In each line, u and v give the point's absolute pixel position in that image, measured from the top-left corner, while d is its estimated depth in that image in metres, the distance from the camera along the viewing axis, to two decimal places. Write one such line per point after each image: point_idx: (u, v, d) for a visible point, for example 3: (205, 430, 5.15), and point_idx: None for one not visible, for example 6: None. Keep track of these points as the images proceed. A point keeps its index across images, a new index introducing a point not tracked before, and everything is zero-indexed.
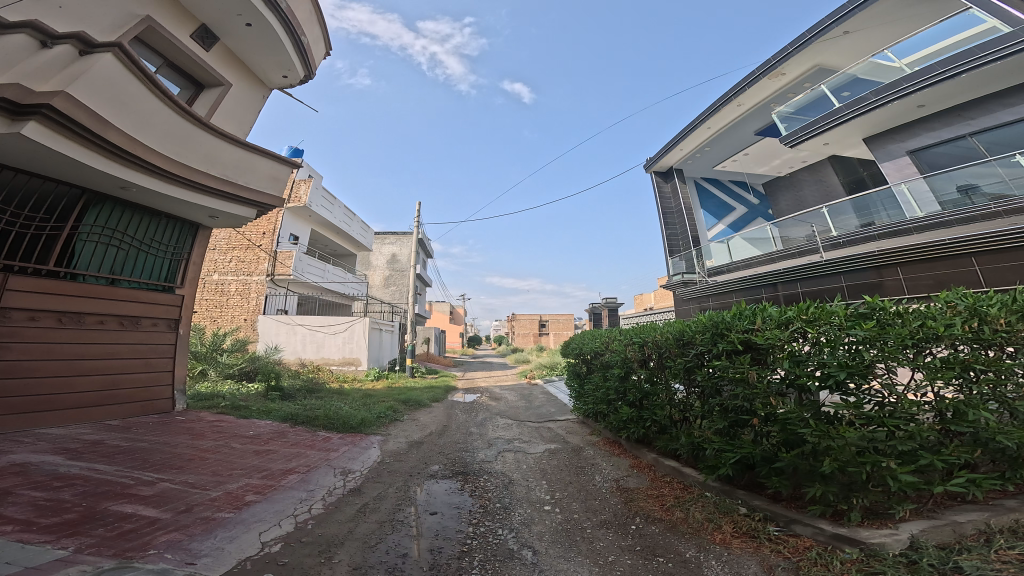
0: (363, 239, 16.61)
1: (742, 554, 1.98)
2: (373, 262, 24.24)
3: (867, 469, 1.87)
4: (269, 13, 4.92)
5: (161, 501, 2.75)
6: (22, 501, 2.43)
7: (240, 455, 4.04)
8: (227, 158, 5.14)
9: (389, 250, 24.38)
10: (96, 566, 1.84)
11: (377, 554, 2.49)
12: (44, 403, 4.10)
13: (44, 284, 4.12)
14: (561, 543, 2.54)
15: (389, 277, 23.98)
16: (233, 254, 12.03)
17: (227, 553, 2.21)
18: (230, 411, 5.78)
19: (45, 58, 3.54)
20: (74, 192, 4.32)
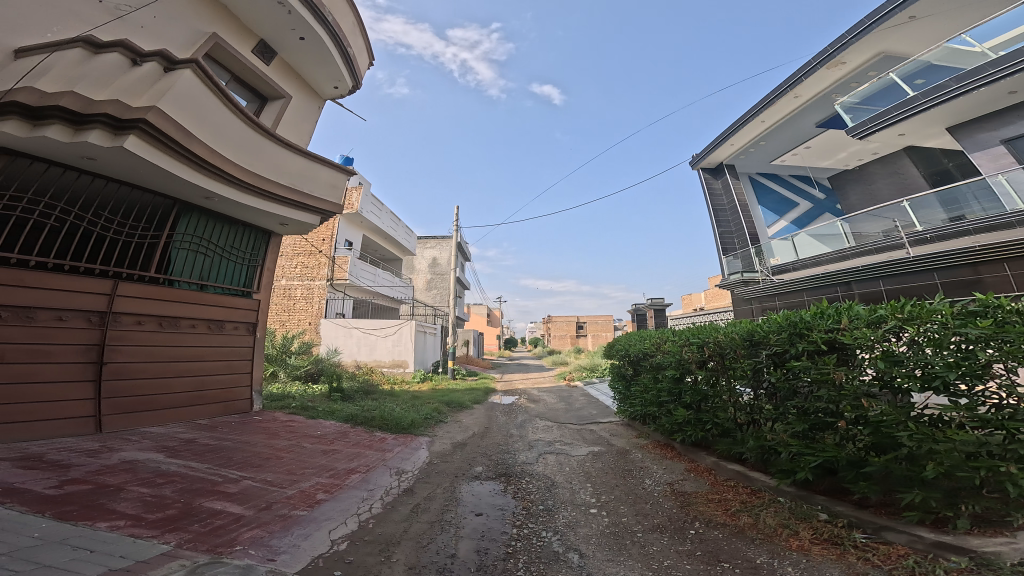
0: (408, 244, 16.94)
1: (823, 561, 1.92)
2: (417, 266, 24.72)
3: (980, 474, 1.79)
4: (319, 25, 5.08)
5: (244, 498, 2.88)
6: (131, 497, 2.59)
7: (310, 454, 4.18)
8: (291, 167, 5.38)
9: (430, 254, 24.74)
10: (194, 561, 1.93)
11: (428, 554, 2.53)
12: (145, 403, 4.33)
13: (147, 290, 4.36)
14: (610, 547, 2.51)
15: (431, 281, 24.38)
16: (298, 259, 12.32)
17: (302, 550, 2.29)
18: (299, 412, 5.98)
19: (136, 74, 3.72)
20: (167, 203, 4.59)
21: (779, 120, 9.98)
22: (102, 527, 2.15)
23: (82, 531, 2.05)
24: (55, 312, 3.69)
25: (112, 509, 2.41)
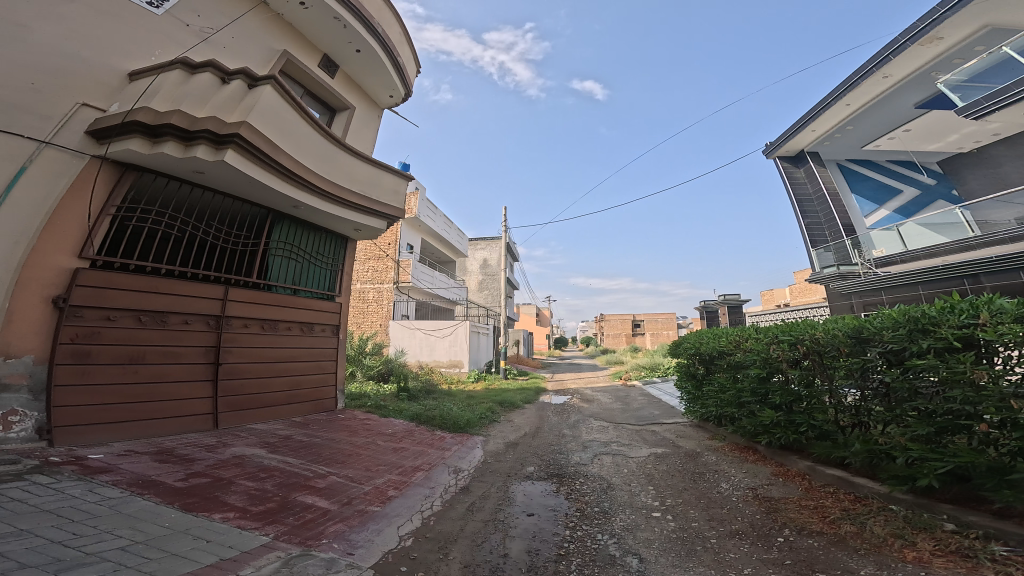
0: (460, 245, 17.12)
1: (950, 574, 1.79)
2: (469, 269, 25.03)
3: None
4: (373, 38, 5.59)
5: (330, 493, 3.25)
6: (240, 490, 3.00)
7: (382, 452, 4.55)
8: (356, 172, 5.86)
9: (482, 255, 25.00)
10: (288, 553, 2.25)
11: (483, 553, 2.54)
12: (251, 402, 4.91)
13: (250, 295, 4.95)
14: (674, 552, 2.45)
15: (483, 282, 24.64)
16: (369, 264, 12.84)
17: (375, 544, 2.54)
18: (372, 411, 6.56)
19: (226, 93, 4.15)
20: (263, 213, 5.19)
21: (866, 103, 9.65)
22: (218, 517, 2.53)
23: (202, 521, 2.44)
24: (182, 316, 4.23)
25: (224, 501, 2.81)
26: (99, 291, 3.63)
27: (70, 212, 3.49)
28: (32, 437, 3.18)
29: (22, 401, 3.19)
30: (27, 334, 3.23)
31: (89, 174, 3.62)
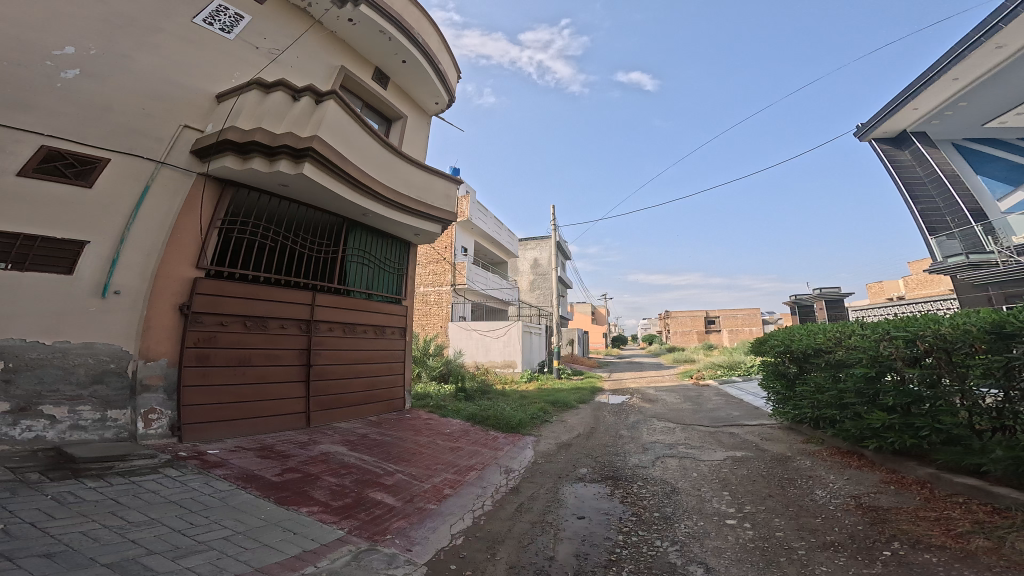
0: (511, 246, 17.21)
1: None
2: (520, 268, 25.28)
3: None
4: (413, 47, 6.40)
5: (396, 490, 4.36)
6: (325, 485, 4.11)
7: (439, 453, 5.98)
8: (406, 174, 6.77)
9: (532, 255, 25.17)
10: (356, 545, 3.11)
11: (527, 555, 3.00)
12: (336, 402, 6.17)
13: (332, 300, 6.17)
14: (748, 563, 2.52)
15: (535, 281, 24.79)
16: (431, 267, 13.44)
17: (429, 541, 3.29)
18: (434, 411, 7.92)
19: (297, 109, 5.08)
20: (337, 221, 6.35)
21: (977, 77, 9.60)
22: (306, 511, 3.48)
23: (293, 516, 3.32)
24: (278, 321, 5.40)
25: (311, 495, 3.82)
26: (212, 298, 4.74)
27: (190, 237, 4.64)
28: (165, 432, 4.30)
29: (160, 401, 4.29)
30: (161, 339, 4.34)
31: (197, 191, 4.73)
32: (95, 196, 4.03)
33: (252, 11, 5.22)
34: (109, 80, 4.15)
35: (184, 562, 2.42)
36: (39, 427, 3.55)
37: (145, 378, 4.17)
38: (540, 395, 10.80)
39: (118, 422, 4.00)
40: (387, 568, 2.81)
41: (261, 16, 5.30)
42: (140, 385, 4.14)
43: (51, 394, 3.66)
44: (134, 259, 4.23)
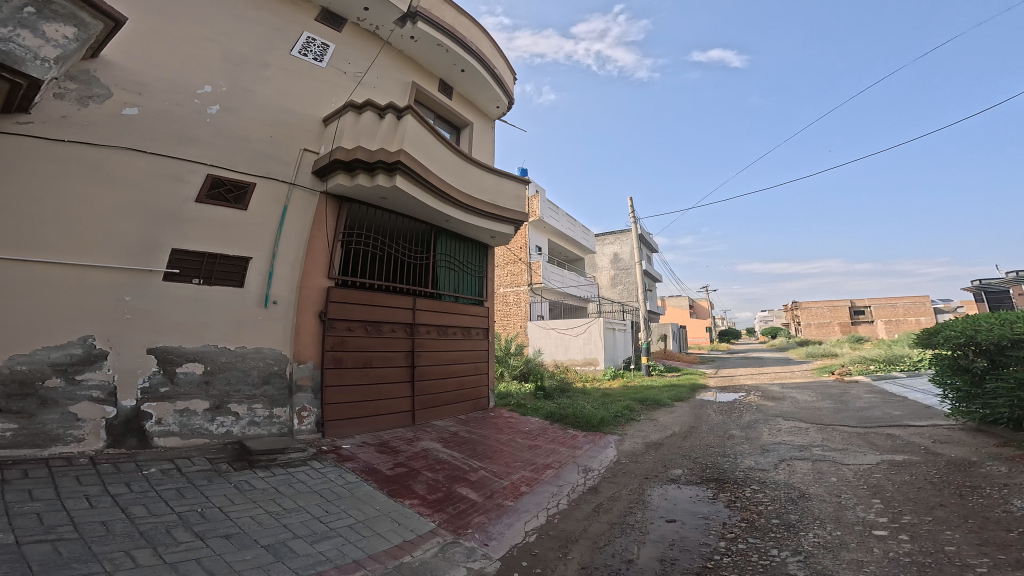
0: (587, 242, 17.02)
1: None
2: (599, 264, 24.87)
3: None
4: (467, 55, 6.54)
5: (479, 486, 4.91)
6: (423, 479, 4.75)
7: (521, 449, 6.24)
8: (479, 180, 6.96)
9: (610, 250, 24.64)
10: (444, 539, 3.83)
11: (603, 557, 3.53)
12: (433, 402, 6.42)
13: (429, 303, 6.50)
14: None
15: (615, 277, 24.19)
16: (508, 268, 13.98)
17: (504, 538, 3.98)
18: (516, 409, 8.06)
19: (380, 127, 5.40)
20: (427, 228, 6.66)
21: None
22: (408, 503, 4.26)
23: (399, 506, 4.17)
24: (391, 325, 5.90)
25: (413, 488, 4.56)
26: (339, 304, 5.35)
27: (322, 252, 5.31)
28: (312, 428, 5.00)
29: (309, 399, 5.03)
30: (307, 343, 5.07)
31: (320, 209, 5.38)
32: (249, 218, 4.83)
33: (335, 39, 5.72)
34: (239, 110, 4.90)
35: (318, 546, 3.27)
36: (228, 422, 4.43)
37: (298, 378, 4.94)
38: (625, 394, 10.58)
39: (281, 419, 4.77)
40: (467, 559, 3.62)
41: (343, 43, 5.79)
42: (295, 385, 4.93)
43: (236, 393, 4.53)
44: (284, 273, 5.00)
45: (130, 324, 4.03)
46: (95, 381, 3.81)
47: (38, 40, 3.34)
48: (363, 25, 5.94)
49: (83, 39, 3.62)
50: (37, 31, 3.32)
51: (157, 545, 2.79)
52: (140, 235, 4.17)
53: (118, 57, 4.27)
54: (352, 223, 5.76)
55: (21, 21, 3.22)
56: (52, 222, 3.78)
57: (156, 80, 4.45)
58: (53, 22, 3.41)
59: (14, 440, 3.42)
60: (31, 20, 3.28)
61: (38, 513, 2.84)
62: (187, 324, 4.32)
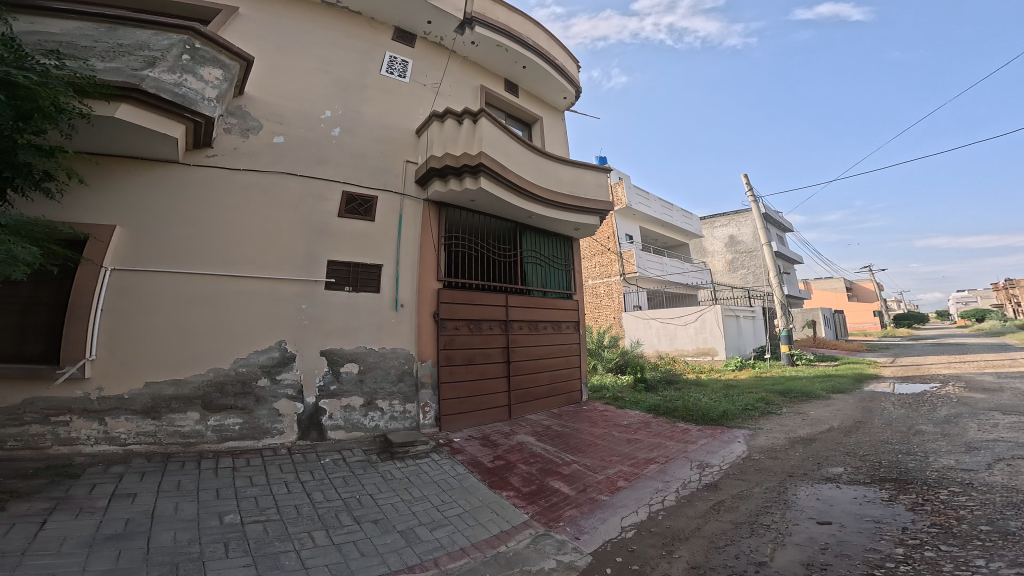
0: (692, 227, 16.05)
1: None
2: (709, 249, 23.30)
3: None
4: (527, 51, 6.59)
5: (571, 480, 4.84)
6: (520, 472, 4.82)
7: (618, 442, 6.10)
8: (559, 174, 6.91)
9: (723, 232, 22.89)
10: (536, 531, 3.82)
11: (722, 557, 3.28)
12: (525, 397, 6.49)
13: (520, 300, 6.56)
14: None
15: (733, 261, 22.35)
16: (596, 259, 13.92)
17: (597, 533, 3.84)
18: (612, 402, 7.91)
19: (458, 134, 5.44)
20: (513, 226, 6.76)
21: None
22: (506, 495, 4.34)
23: (498, 498, 4.27)
24: (488, 323, 6.06)
25: (509, 480, 4.65)
26: (447, 305, 5.63)
27: (433, 257, 5.59)
28: (433, 422, 5.34)
29: (430, 396, 5.36)
30: (429, 342, 5.43)
31: (428, 214, 5.65)
32: (376, 229, 5.23)
33: (411, 54, 5.98)
34: (357, 130, 5.35)
35: (436, 533, 3.57)
36: (378, 416, 4.94)
37: (422, 376, 5.30)
38: (759, 385, 9.78)
39: (412, 413, 5.17)
40: (558, 551, 3.56)
41: (418, 57, 6.04)
42: (419, 382, 5.29)
43: (384, 390, 5.03)
44: (409, 277, 5.37)
45: (307, 329, 4.70)
46: (290, 380, 4.56)
47: (201, 82, 4.14)
48: (430, 38, 6.17)
49: (228, 78, 4.40)
50: (196, 74, 4.13)
51: (329, 527, 3.42)
52: (305, 250, 4.79)
53: (260, 94, 4.92)
54: (449, 228, 6.02)
55: (183, 67, 4.05)
56: (249, 243, 4.57)
57: (291, 109, 5.04)
58: (206, 65, 4.21)
59: (241, 433, 4.29)
60: (190, 66, 4.11)
61: (253, 496, 3.63)
62: (344, 327, 4.89)
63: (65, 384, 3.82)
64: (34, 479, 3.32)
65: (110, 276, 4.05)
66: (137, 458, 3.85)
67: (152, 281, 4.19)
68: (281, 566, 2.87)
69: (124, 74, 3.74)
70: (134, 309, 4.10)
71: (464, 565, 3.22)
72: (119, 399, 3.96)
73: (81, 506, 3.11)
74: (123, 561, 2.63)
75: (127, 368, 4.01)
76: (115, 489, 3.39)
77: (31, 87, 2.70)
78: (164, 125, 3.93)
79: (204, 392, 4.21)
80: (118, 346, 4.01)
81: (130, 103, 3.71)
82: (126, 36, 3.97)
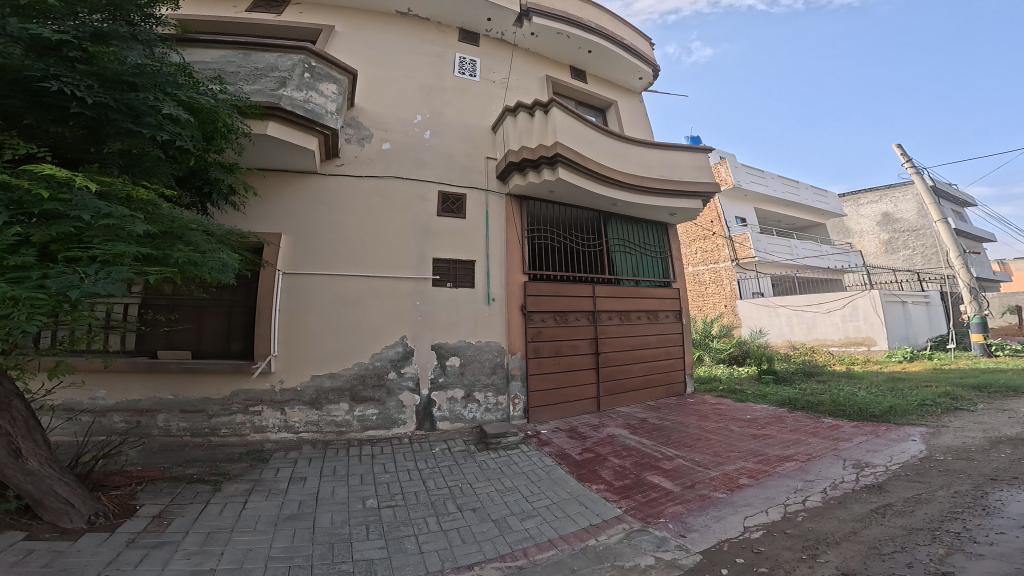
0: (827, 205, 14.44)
1: None
2: (854, 229, 20.50)
3: None
4: (591, 33, 6.63)
5: (676, 475, 4.56)
6: (609, 466, 4.70)
7: (738, 438, 5.68)
8: (644, 157, 6.71)
9: (874, 209, 19.96)
10: (631, 526, 3.58)
11: (880, 562, 2.85)
12: (618, 387, 6.46)
13: (610, 290, 6.51)
14: None
15: (890, 242, 19.34)
16: (696, 245, 13.12)
17: (709, 531, 3.48)
18: (730, 395, 7.37)
19: (533, 126, 5.54)
20: (598, 214, 6.71)
21: None
22: (596, 488, 4.21)
23: (587, 491, 4.15)
24: (577, 313, 6.08)
25: (600, 474, 4.54)
26: (534, 297, 5.74)
27: (518, 250, 5.77)
28: (522, 415, 5.54)
29: (520, 388, 5.55)
30: (519, 335, 5.60)
31: (510, 208, 5.84)
32: (467, 224, 5.53)
33: (478, 54, 6.28)
34: (444, 131, 5.68)
35: (526, 523, 3.55)
36: (474, 408, 5.27)
37: (512, 368, 5.48)
38: (938, 378, 8.22)
39: (501, 406, 5.40)
40: (657, 548, 3.26)
41: (483, 55, 6.31)
42: (509, 374, 5.48)
43: (481, 383, 5.33)
44: (497, 271, 5.60)
45: (421, 325, 5.12)
46: (411, 373, 5.03)
47: (322, 97, 4.23)
48: (492, 36, 6.42)
49: (342, 91, 4.51)
50: (318, 90, 4.22)
51: (439, 513, 3.61)
52: (414, 249, 5.20)
53: (368, 104, 5.40)
54: (532, 220, 6.14)
55: (307, 83, 4.13)
56: (378, 245, 5.06)
57: (392, 117, 5.45)
58: (324, 81, 4.30)
59: (377, 422, 4.85)
60: (312, 82, 4.19)
61: (387, 483, 4.01)
62: (448, 322, 5.26)
63: (259, 376, 4.65)
64: (240, 462, 4.15)
65: (282, 279, 4.74)
66: (306, 444, 4.58)
67: (311, 283, 4.82)
68: (404, 549, 3.09)
69: (266, 95, 3.92)
70: (299, 309, 4.76)
71: (552, 557, 3.13)
72: (294, 390, 4.70)
73: (270, 488, 3.78)
74: (297, 539, 3.11)
75: (298, 362, 4.72)
76: (292, 473, 4.06)
77: (212, 110, 3.20)
78: (303, 140, 4.07)
79: (351, 384, 4.83)
80: (291, 341, 4.72)
81: (275, 121, 3.88)
82: (259, 61, 4.11)
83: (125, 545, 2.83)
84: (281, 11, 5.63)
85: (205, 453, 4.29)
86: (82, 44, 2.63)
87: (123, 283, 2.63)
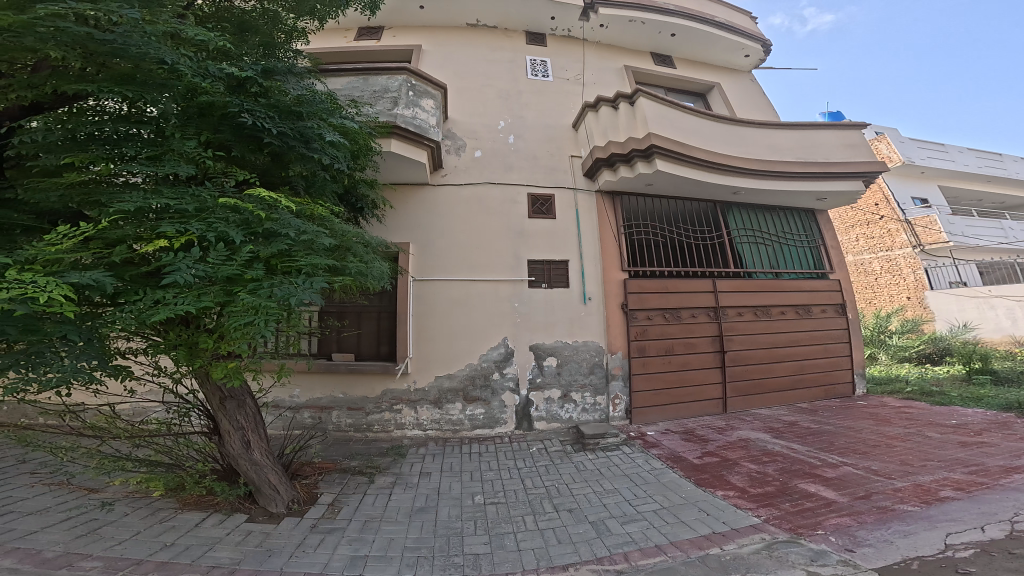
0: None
1: None
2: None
3: None
4: (671, 15, 6.82)
5: (841, 484, 3.88)
6: (743, 471, 4.25)
7: (937, 446, 4.57)
8: (762, 138, 6.25)
9: None
10: (773, 537, 3.13)
11: None
12: (756, 387, 5.94)
13: (734, 284, 6.10)
14: None
15: None
16: (858, 232, 12.02)
17: (888, 547, 2.87)
18: (922, 399, 6.02)
19: (623, 117, 5.74)
20: (713, 206, 6.43)
21: None
22: (721, 494, 3.83)
23: (709, 497, 3.80)
24: (691, 311, 5.80)
25: (728, 479, 4.13)
26: (636, 295, 5.64)
27: (615, 249, 5.77)
28: (623, 415, 5.42)
29: (620, 388, 5.45)
30: (619, 334, 5.53)
31: (602, 205, 5.95)
32: (558, 224, 5.78)
33: (546, 53, 6.79)
34: (526, 134, 6.14)
35: (627, 527, 3.38)
36: (571, 408, 5.33)
37: (611, 368, 5.42)
38: None
39: (600, 406, 5.38)
40: (809, 562, 2.78)
41: (552, 54, 6.80)
42: (609, 374, 5.44)
43: (578, 382, 5.38)
44: (592, 269, 5.68)
45: (520, 326, 5.42)
46: (513, 373, 5.31)
47: (423, 112, 5.15)
48: (559, 34, 6.94)
49: (437, 104, 5.40)
50: (420, 106, 5.14)
51: (536, 512, 3.67)
52: (511, 253, 5.60)
53: (460, 116, 6.07)
54: (628, 216, 6.14)
55: (411, 101, 5.05)
56: (478, 249, 5.57)
57: (479, 125, 6.05)
58: (424, 96, 5.22)
59: (483, 420, 5.22)
60: (415, 99, 5.12)
61: (492, 480, 4.24)
62: (545, 323, 5.46)
63: (400, 377, 5.25)
64: (386, 457, 4.71)
65: (415, 286, 5.42)
66: (431, 441, 5.07)
67: (434, 288, 5.45)
68: (505, 546, 3.19)
69: (386, 114, 4.84)
70: (425, 312, 5.39)
71: (660, 563, 2.90)
72: (423, 390, 5.25)
73: (406, 481, 4.23)
74: (425, 531, 3.40)
75: (427, 362, 5.29)
76: (421, 467, 4.49)
77: (356, 131, 4.10)
78: (416, 153, 4.93)
79: (465, 385, 5.26)
80: (424, 344, 5.32)
81: (397, 138, 4.75)
82: (374, 84, 5.07)
83: (309, 529, 3.36)
84: (380, 36, 6.73)
85: (362, 447, 4.92)
86: (258, 80, 3.53)
87: (321, 290, 2.98)
